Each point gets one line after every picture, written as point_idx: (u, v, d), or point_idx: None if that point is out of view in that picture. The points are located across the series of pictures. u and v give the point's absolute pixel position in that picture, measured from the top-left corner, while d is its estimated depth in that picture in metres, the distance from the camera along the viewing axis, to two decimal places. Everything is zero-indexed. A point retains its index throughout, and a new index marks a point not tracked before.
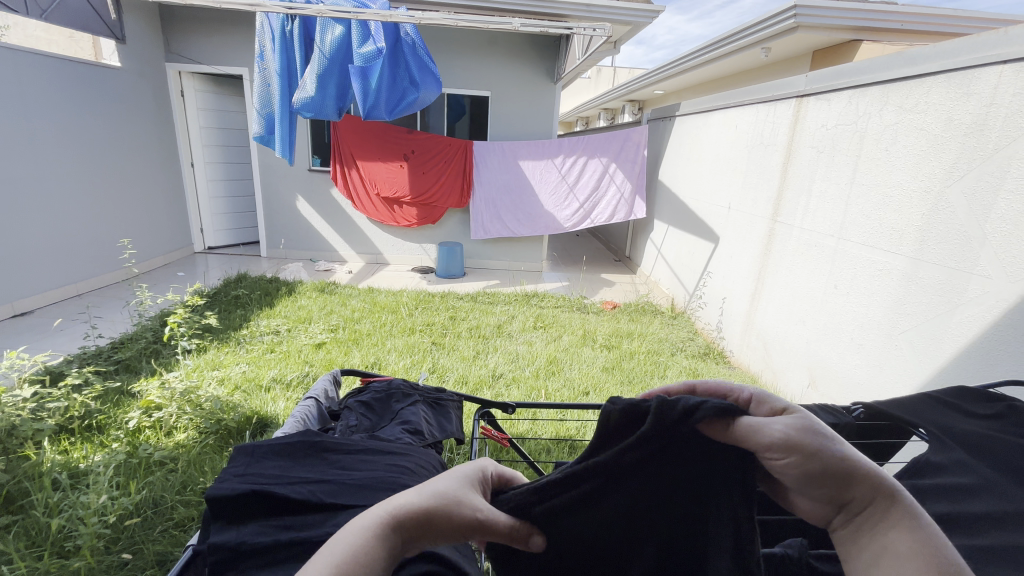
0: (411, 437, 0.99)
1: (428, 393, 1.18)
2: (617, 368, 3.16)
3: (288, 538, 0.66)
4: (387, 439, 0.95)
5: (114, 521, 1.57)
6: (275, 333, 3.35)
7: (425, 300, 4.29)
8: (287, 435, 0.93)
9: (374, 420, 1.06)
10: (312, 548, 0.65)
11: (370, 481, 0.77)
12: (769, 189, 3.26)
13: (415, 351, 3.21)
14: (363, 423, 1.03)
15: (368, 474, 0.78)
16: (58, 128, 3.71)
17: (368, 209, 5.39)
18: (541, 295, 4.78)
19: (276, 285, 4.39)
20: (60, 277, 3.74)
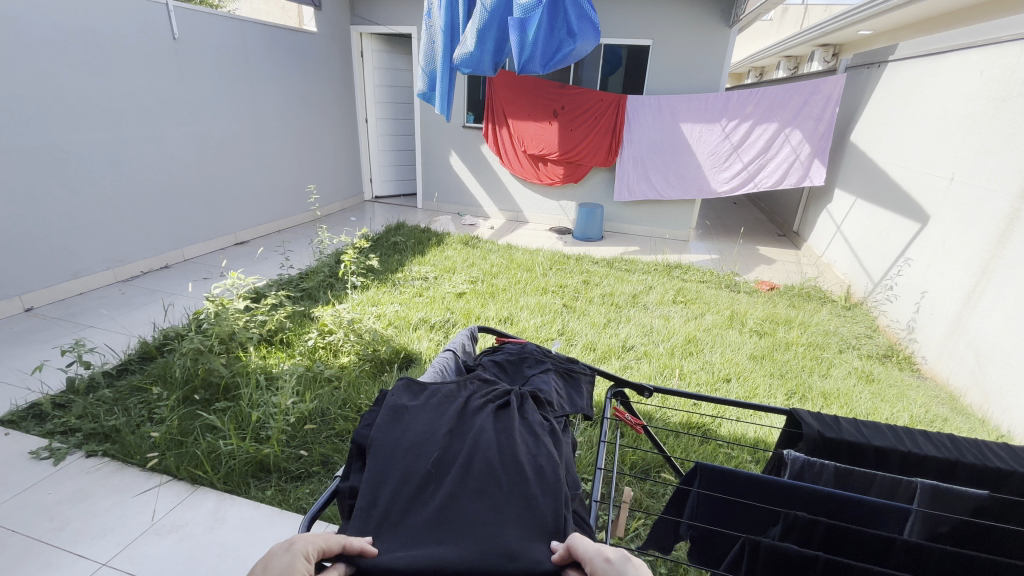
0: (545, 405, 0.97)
1: (559, 361, 1.15)
2: (766, 358, 2.81)
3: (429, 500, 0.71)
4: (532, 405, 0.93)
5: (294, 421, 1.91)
6: (424, 279, 3.68)
7: (560, 261, 4.27)
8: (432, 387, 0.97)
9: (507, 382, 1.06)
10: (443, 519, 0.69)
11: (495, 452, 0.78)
12: (1022, 156, 2.47)
13: (547, 311, 3.24)
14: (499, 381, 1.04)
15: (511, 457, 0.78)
16: (270, 87, 4.39)
17: (514, 165, 5.47)
18: (684, 267, 4.43)
19: (427, 235, 4.77)
20: (267, 215, 4.56)
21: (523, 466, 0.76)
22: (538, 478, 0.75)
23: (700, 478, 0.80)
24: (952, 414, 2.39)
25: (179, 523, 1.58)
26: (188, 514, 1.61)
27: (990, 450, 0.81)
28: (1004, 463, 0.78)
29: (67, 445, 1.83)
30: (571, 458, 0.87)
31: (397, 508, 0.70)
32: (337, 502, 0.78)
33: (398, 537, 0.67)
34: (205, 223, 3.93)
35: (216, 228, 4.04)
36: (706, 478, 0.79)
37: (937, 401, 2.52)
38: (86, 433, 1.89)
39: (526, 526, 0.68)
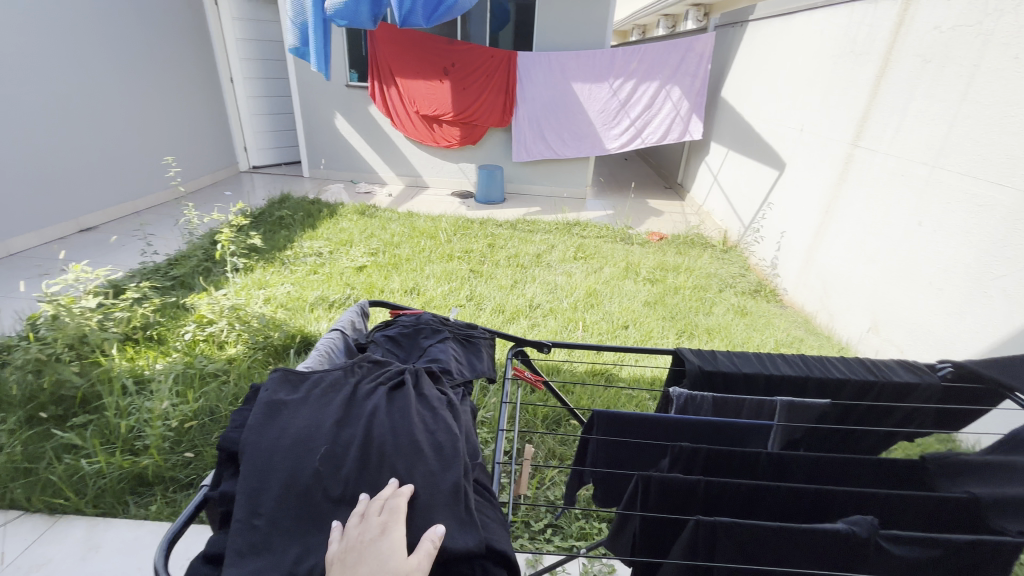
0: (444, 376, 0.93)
1: (458, 329, 1.12)
2: (659, 303, 3.05)
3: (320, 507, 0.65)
4: (429, 379, 0.87)
5: (175, 426, 1.71)
6: (318, 255, 3.42)
7: (463, 226, 4.20)
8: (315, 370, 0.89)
9: (402, 358, 1.02)
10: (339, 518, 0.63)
11: (390, 436, 0.71)
12: (854, 108, 2.84)
13: (453, 278, 3.19)
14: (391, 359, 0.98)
15: (407, 440, 0.71)
16: (97, 39, 3.65)
17: (407, 127, 5.20)
18: (583, 224, 4.59)
19: (318, 207, 4.42)
20: (116, 194, 3.89)
21: (421, 446, 0.70)
22: (436, 454, 0.70)
23: (598, 425, 0.82)
24: (807, 335, 2.79)
25: (40, 562, 1.36)
26: (51, 550, 1.39)
27: (831, 364, 0.94)
28: (841, 373, 0.91)
29: None
30: (472, 429, 0.83)
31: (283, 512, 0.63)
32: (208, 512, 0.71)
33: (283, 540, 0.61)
34: (31, 208, 3.25)
35: (47, 213, 3.36)
36: (603, 425, 0.82)
37: (796, 325, 2.93)
38: None
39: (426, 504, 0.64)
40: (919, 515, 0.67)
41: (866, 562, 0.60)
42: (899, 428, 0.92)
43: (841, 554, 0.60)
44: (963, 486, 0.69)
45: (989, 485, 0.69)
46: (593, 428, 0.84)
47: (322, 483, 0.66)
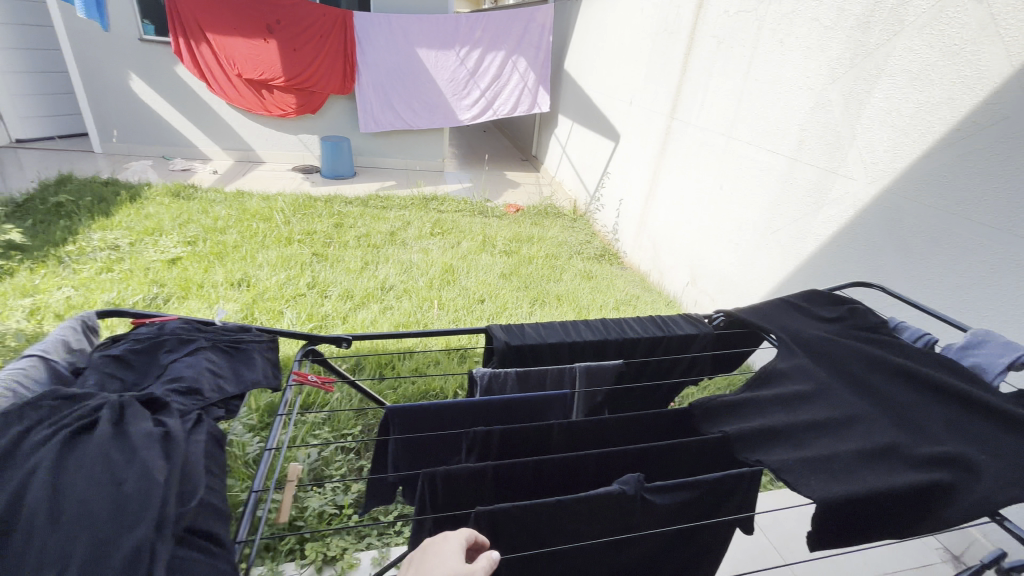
0: (182, 401, 0.64)
1: (223, 334, 0.77)
2: (514, 274, 3.10)
3: None
4: (148, 404, 0.62)
5: None
6: (113, 249, 2.81)
7: (305, 205, 3.80)
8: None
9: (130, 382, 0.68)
10: None
11: (48, 497, 0.50)
12: (669, 83, 3.12)
13: (292, 264, 2.87)
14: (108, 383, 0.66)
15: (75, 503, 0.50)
16: None
17: (229, 93, 4.49)
18: (440, 198, 4.47)
19: (114, 189, 3.63)
20: None
21: (95, 506, 0.50)
22: (117, 512, 0.50)
23: (395, 423, 0.76)
24: (642, 292, 3.08)
25: None
26: None
27: (628, 324, 1.00)
28: (635, 333, 0.97)
29: None
30: (215, 459, 0.60)
31: None
32: None
33: None
34: None
35: None
36: (399, 421, 0.76)
37: (634, 284, 3.21)
38: None
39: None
40: (680, 460, 0.75)
41: (635, 517, 0.65)
42: (684, 375, 1.03)
43: (616, 513, 0.64)
44: (719, 425, 0.77)
45: (739, 420, 0.78)
46: (391, 428, 0.76)
47: None
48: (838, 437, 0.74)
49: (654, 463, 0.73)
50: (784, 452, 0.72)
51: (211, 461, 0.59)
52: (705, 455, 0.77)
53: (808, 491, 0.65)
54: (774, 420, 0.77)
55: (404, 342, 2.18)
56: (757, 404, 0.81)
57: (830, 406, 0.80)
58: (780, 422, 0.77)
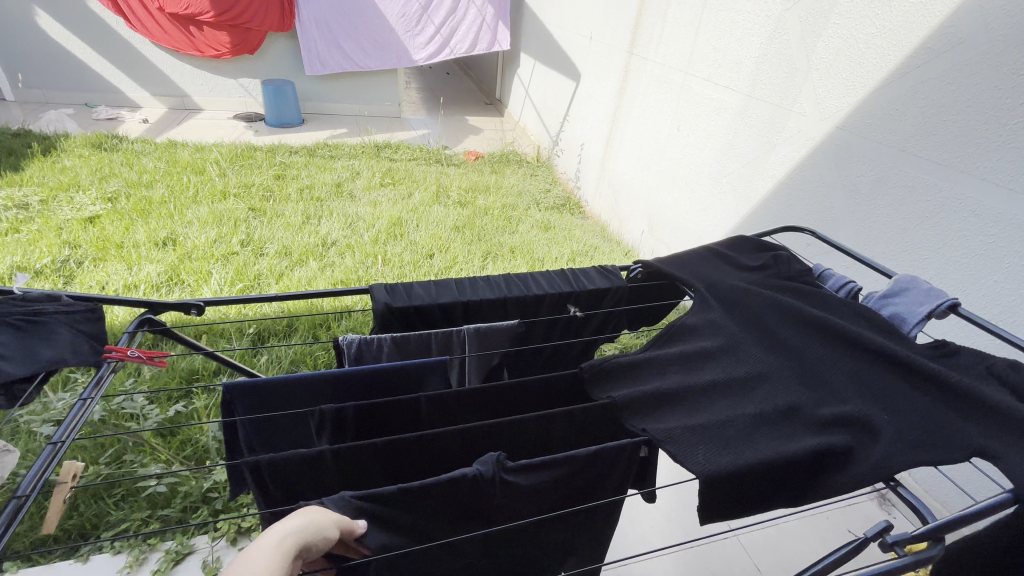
0: None
1: (18, 306, 0.64)
2: (467, 226, 2.96)
3: None
4: None
5: None
6: (21, 208, 2.55)
7: (244, 156, 3.52)
8: None
9: None
10: None
11: None
12: (628, 14, 2.88)
13: (225, 220, 2.66)
14: None
15: None
16: None
17: (152, 30, 4.03)
18: (394, 146, 4.20)
19: (25, 141, 3.28)
20: None
21: None
22: None
23: (241, 405, 0.66)
24: (600, 242, 2.99)
25: None
26: None
27: (534, 279, 0.90)
28: (541, 289, 0.87)
29: None
30: None
31: None
32: None
33: None
34: None
35: None
36: (245, 402, 0.66)
37: (593, 234, 3.11)
38: None
39: None
40: (562, 430, 0.68)
41: (493, 500, 0.59)
42: (597, 333, 0.95)
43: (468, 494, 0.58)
44: (606, 392, 0.69)
45: (633, 383, 0.71)
46: (236, 408, 0.66)
47: None
48: (736, 400, 0.67)
49: (532, 435, 0.67)
50: (674, 419, 0.65)
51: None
52: (593, 424, 0.70)
53: (691, 464, 0.58)
54: (670, 382, 0.70)
55: (341, 301, 2.07)
56: (656, 364, 0.73)
57: (735, 365, 0.72)
58: (677, 384, 0.69)
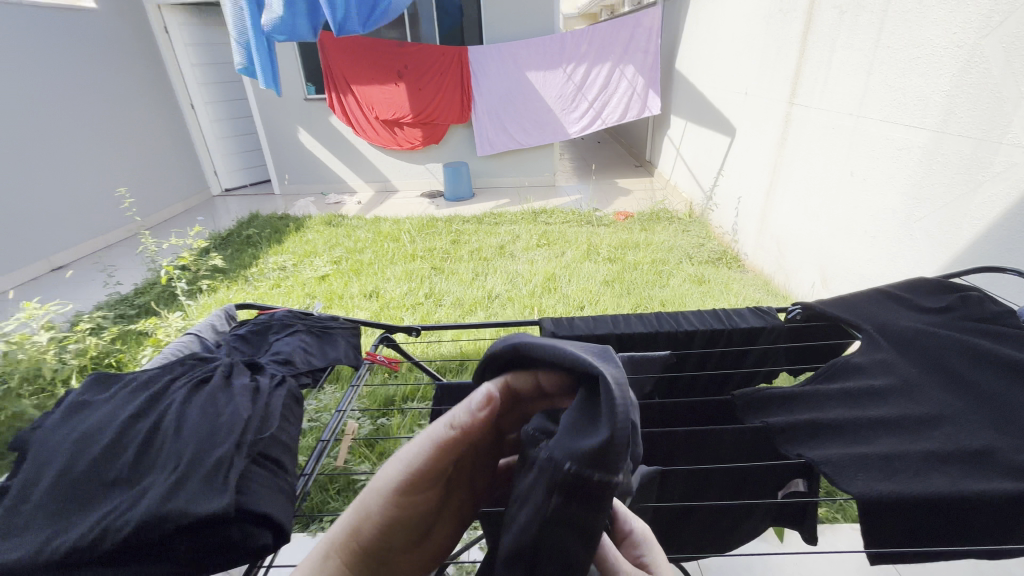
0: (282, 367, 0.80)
1: (317, 323, 0.96)
2: (617, 281, 3.07)
3: (76, 494, 0.57)
4: (249, 371, 0.77)
5: None
6: (282, 269, 3.46)
7: (428, 225, 4.23)
8: (147, 369, 0.76)
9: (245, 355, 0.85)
10: (96, 499, 0.56)
11: (176, 419, 0.64)
12: (787, 66, 2.84)
13: (413, 277, 3.23)
14: (227, 356, 0.83)
15: (191, 424, 0.64)
16: (48, 81, 3.71)
17: (370, 134, 5.22)
18: (549, 211, 4.61)
19: (286, 222, 4.47)
20: (85, 231, 3.97)
21: (209, 424, 0.64)
22: (216, 433, 0.63)
23: None
24: (763, 296, 2.81)
25: None
26: None
27: (685, 317, 0.98)
28: (691, 325, 0.95)
29: None
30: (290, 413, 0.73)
31: (31, 506, 0.55)
32: None
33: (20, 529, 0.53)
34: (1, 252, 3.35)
35: (14, 257, 3.43)
36: None
37: (753, 288, 2.95)
38: None
39: (182, 478, 0.57)
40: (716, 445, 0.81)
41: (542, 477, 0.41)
42: (753, 369, 0.97)
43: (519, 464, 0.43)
44: (761, 417, 0.73)
45: (788, 411, 0.73)
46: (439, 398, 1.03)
47: (92, 467, 0.59)
48: (909, 437, 0.65)
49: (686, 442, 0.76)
50: (832, 445, 0.66)
51: (292, 412, 0.74)
52: None
53: (850, 486, 0.59)
54: (830, 413, 0.71)
55: None
56: (816, 396, 0.74)
57: (908, 403, 0.70)
58: (838, 416, 0.70)
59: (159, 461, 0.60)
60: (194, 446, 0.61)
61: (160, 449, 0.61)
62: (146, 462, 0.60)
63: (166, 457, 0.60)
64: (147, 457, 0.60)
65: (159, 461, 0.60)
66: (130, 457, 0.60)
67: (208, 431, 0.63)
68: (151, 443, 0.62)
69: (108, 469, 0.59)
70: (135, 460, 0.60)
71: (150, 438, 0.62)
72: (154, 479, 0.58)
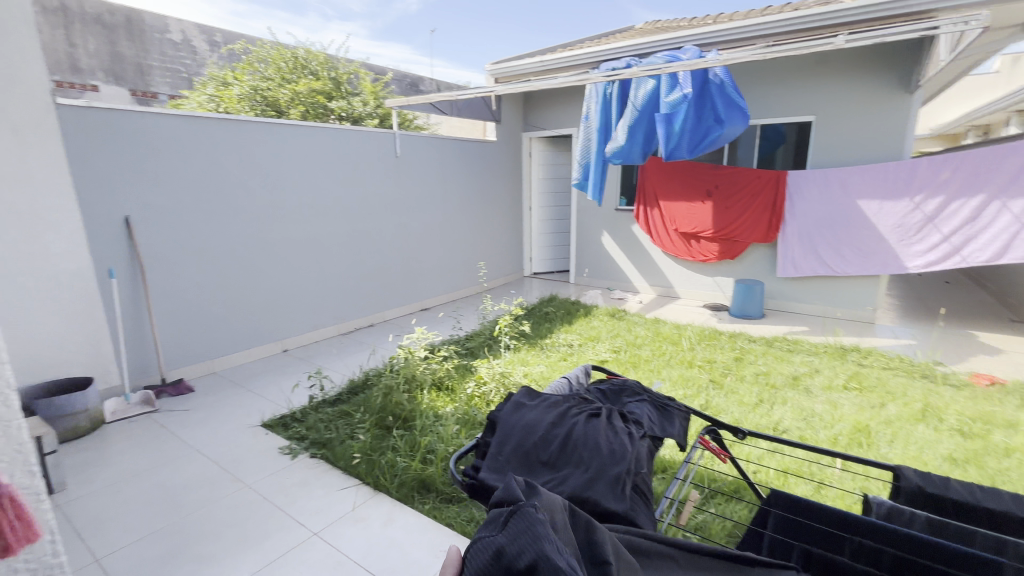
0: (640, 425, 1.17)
1: (659, 399, 1.31)
2: (971, 462, 2.32)
3: (534, 461, 1.06)
4: (619, 419, 1.16)
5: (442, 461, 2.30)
6: (570, 346, 3.95)
7: (709, 337, 4.16)
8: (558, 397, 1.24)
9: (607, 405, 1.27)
10: (546, 469, 1.04)
11: (585, 439, 1.07)
12: None
13: (689, 384, 3.21)
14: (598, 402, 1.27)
15: (594, 445, 1.05)
16: (456, 186, 5.46)
17: (665, 242, 5.58)
18: (864, 351, 3.88)
19: (578, 307, 5.13)
20: (446, 287, 5.47)
21: (606, 451, 1.04)
22: (612, 457, 1.02)
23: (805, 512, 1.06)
24: None
25: (364, 516, 2.04)
26: (371, 511, 2.07)
27: None
28: None
29: (302, 446, 2.53)
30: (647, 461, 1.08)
31: (514, 459, 1.07)
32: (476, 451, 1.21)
33: (510, 470, 1.05)
34: (403, 292, 4.94)
35: (407, 296, 5.00)
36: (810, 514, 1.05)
37: None
38: (313, 440, 2.58)
39: (594, 480, 0.98)
40: None
41: None
42: None
43: None
44: None
45: None
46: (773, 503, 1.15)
47: (542, 449, 1.07)
48: None
49: None
50: None
51: (647, 460, 1.09)
52: None
53: None
54: None
55: (791, 491, 2.04)
56: None
57: None
58: None
59: (575, 463, 1.04)
60: (598, 462, 1.02)
61: (577, 455, 1.05)
62: (567, 459, 1.05)
63: (580, 461, 1.03)
64: (569, 456, 1.05)
65: (577, 462, 1.03)
66: (558, 452, 1.06)
67: (607, 456, 1.03)
68: (570, 448, 1.06)
69: (546, 455, 1.06)
70: (562, 456, 1.05)
71: (571, 444, 1.07)
72: (576, 472, 1.01)
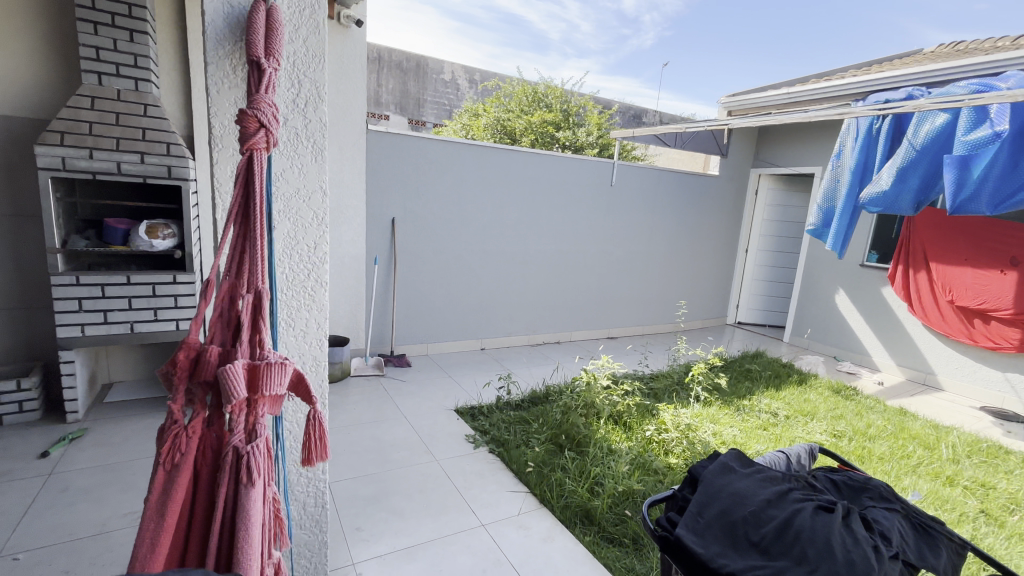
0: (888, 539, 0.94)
1: (922, 515, 1.04)
2: None
3: (739, 534, 0.95)
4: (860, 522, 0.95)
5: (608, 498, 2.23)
6: (773, 415, 3.39)
7: (988, 453, 3.08)
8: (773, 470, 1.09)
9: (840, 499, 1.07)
10: (754, 549, 0.92)
11: (809, 528, 0.91)
12: None
13: (947, 508, 2.42)
14: (827, 493, 1.08)
15: (823, 541, 0.88)
16: (667, 219, 5.29)
17: (931, 315, 4.39)
18: None
19: (789, 371, 4.39)
20: (637, 320, 5.33)
21: (841, 554, 0.86)
22: (848, 565, 0.84)
23: None
24: None
25: (526, 525, 2.10)
26: (533, 522, 2.12)
27: None
28: None
29: (483, 440, 2.76)
30: None
31: (712, 523, 0.98)
32: (668, 502, 1.15)
33: (706, 535, 0.97)
34: (594, 317, 4.99)
35: (598, 322, 5.03)
36: None
37: None
38: (493, 437, 2.79)
39: None
40: None
41: None
42: None
43: None
44: None
45: None
46: None
47: (749, 523, 0.95)
48: None
49: None
50: None
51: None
52: None
53: None
54: None
55: None
56: None
57: None
58: None
59: (794, 554, 0.89)
60: (827, 563, 0.85)
61: (798, 545, 0.89)
62: (781, 546, 0.90)
63: (801, 554, 0.88)
64: (785, 543, 0.91)
65: (796, 554, 0.88)
66: (768, 533, 0.93)
67: (841, 562, 0.85)
68: (789, 535, 0.92)
69: (753, 533, 0.94)
70: (775, 540, 0.91)
71: (789, 530, 0.92)
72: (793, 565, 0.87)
